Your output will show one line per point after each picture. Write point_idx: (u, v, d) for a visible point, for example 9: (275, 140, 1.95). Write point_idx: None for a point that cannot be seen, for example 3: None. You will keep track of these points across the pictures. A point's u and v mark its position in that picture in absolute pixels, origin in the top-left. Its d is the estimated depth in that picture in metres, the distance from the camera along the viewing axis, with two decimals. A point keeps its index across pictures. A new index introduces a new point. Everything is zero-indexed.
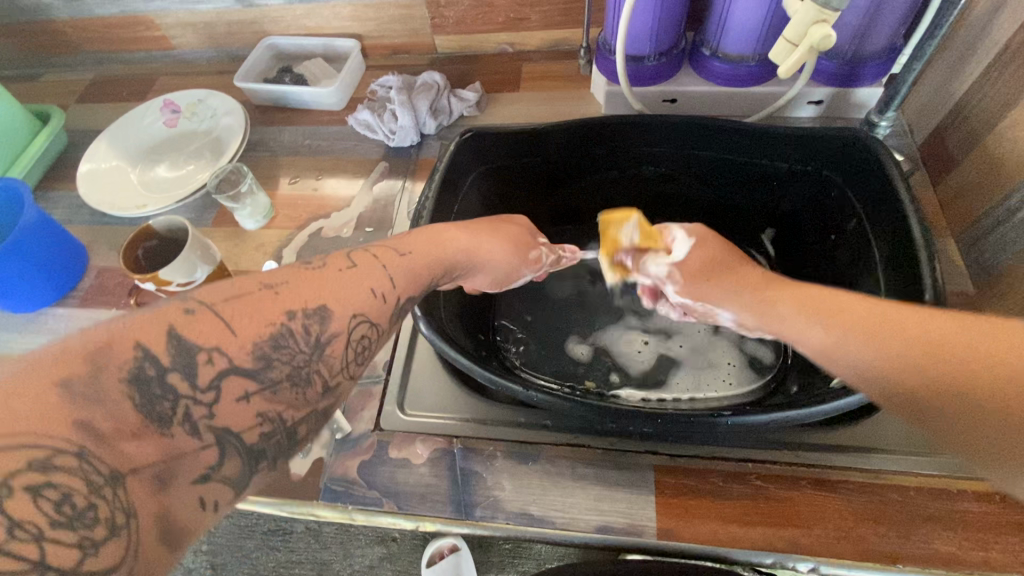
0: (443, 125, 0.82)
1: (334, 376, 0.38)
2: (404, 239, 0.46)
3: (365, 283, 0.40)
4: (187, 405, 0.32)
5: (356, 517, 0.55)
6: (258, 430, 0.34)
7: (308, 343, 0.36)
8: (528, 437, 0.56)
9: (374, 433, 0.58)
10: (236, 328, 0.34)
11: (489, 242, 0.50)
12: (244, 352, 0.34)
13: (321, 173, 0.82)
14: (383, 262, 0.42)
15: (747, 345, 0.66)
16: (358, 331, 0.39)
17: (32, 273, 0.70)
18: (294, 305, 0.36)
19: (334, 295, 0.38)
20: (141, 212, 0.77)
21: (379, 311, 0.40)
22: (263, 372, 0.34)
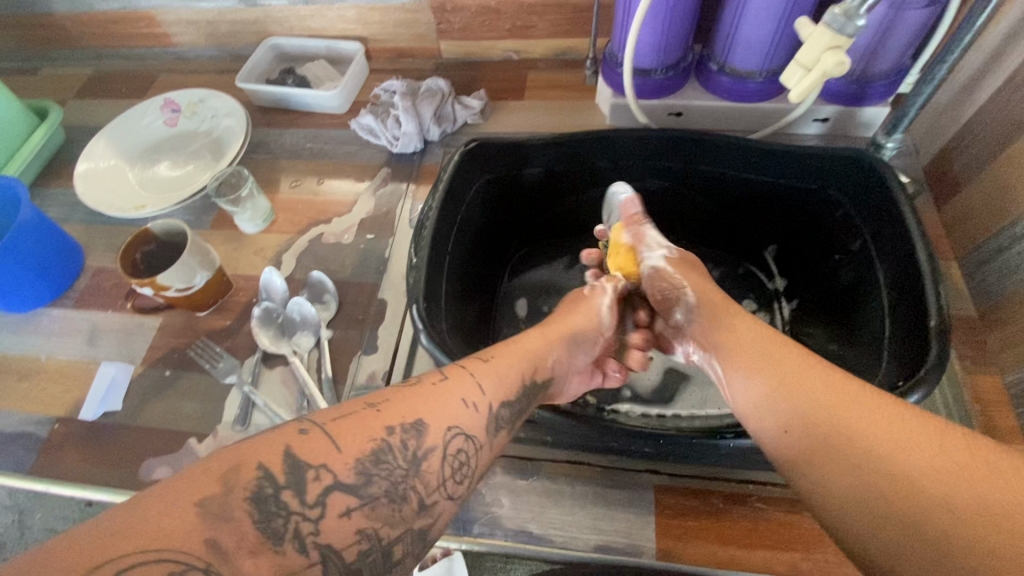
0: (447, 132, 0.82)
1: (429, 494, 0.35)
2: (491, 345, 0.46)
3: (455, 395, 0.39)
4: (297, 522, 0.30)
5: None
6: (357, 547, 0.31)
7: (406, 456, 0.34)
8: (528, 454, 0.56)
9: None
10: (342, 443, 0.33)
11: (569, 318, 0.55)
12: (347, 466, 0.32)
13: (322, 178, 0.81)
14: (473, 372, 0.42)
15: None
16: (455, 444, 0.37)
17: (27, 274, 0.69)
18: (393, 420, 0.35)
19: (430, 410, 0.37)
20: (140, 212, 0.76)
21: (473, 423, 0.39)
22: (364, 487, 0.32)
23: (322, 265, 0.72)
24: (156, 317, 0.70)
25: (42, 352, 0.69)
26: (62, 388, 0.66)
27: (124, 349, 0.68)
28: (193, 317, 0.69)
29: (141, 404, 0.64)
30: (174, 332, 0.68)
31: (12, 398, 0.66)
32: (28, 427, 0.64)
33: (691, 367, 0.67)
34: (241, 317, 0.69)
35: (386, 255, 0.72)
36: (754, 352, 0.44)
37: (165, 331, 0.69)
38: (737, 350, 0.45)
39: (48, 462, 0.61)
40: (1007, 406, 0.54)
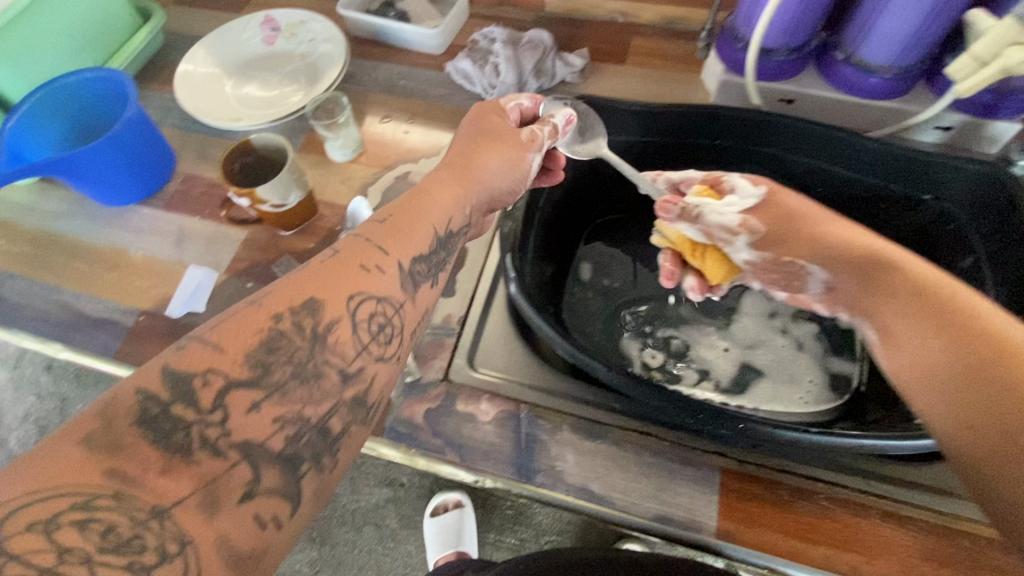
0: (543, 88, 0.80)
1: (350, 363, 0.35)
2: (399, 206, 0.43)
3: (354, 262, 0.38)
4: (200, 429, 0.30)
5: (417, 461, 0.57)
6: (284, 433, 0.32)
7: (304, 335, 0.34)
8: (596, 417, 0.56)
9: (443, 382, 0.60)
10: (224, 345, 0.32)
11: (491, 158, 0.49)
12: (237, 365, 0.32)
13: (412, 117, 0.80)
14: (372, 239, 0.40)
15: (831, 363, 0.68)
16: (364, 310, 0.36)
17: (124, 169, 0.70)
18: (280, 307, 0.34)
19: (319, 283, 0.36)
20: (235, 124, 0.77)
21: (387, 287, 0.38)
22: (264, 377, 0.32)
23: None
24: (242, 230, 0.71)
25: (131, 245, 0.71)
26: (147, 283, 0.68)
27: (209, 255, 0.69)
28: (277, 235, 0.70)
29: (223, 311, 0.66)
30: (258, 247, 0.69)
31: (101, 287, 0.68)
32: (112, 315, 0.66)
33: (768, 363, 0.69)
34: (325, 242, 0.69)
35: None
36: (934, 315, 0.39)
37: (249, 245, 0.70)
38: (909, 309, 0.42)
39: (132, 351, 0.63)
40: None
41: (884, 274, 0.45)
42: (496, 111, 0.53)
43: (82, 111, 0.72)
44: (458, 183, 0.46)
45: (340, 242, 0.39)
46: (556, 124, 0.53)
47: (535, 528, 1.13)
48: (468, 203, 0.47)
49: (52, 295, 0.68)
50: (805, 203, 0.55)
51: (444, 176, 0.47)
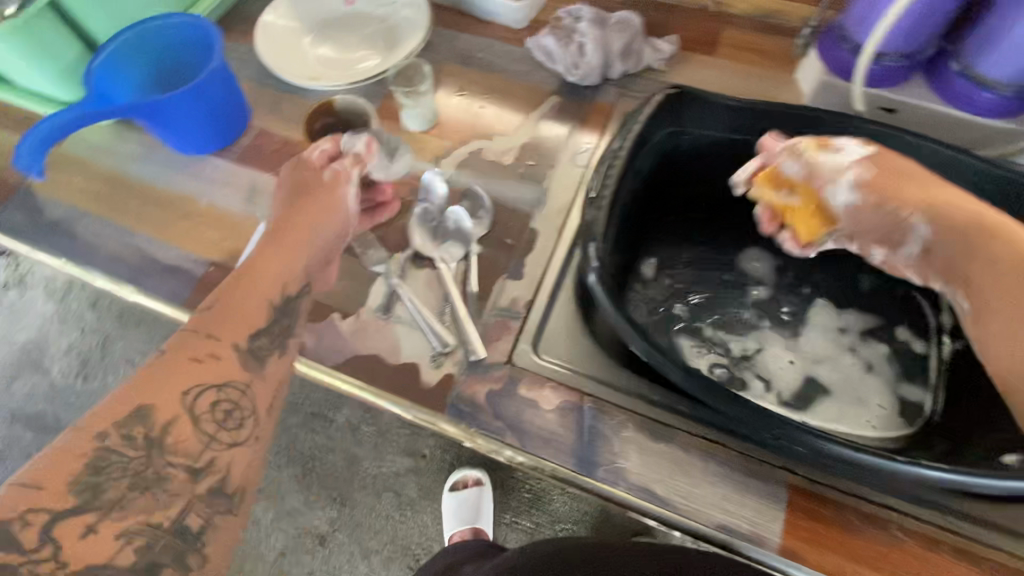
0: (627, 72, 0.77)
1: (196, 460, 0.46)
2: (229, 291, 0.55)
3: (184, 360, 0.49)
4: (31, 565, 0.40)
5: (476, 441, 0.57)
6: (131, 549, 0.42)
7: (141, 446, 0.45)
8: (664, 419, 0.55)
9: (507, 365, 0.59)
10: (42, 483, 0.42)
11: (313, 215, 0.60)
12: (55, 497, 0.42)
13: (488, 92, 0.78)
14: (200, 329, 0.52)
15: (902, 389, 0.65)
16: (206, 399, 0.48)
17: (200, 119, 0.69)
18: (103, 428, 0.44)
19: (165, 396, 0.47)
20: (314, 83, 0.76)
21: (230, 372, 0.50)
22: (98, 496, 0.42)
23: (478, 180, 0.71)
24: None
25: (202, 196, 0.71)
26: (218, 235, 0.68)
27: None
28: None
29: None
30: None
31: (173, 234, 0.68)
32: (184, 263, 0.66)
33: (835, 382, 0.67)
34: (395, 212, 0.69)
35: (543, 185, 0.70)
36: None
37: None
38: (1001, 295, 0.52)
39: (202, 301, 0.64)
40: None
41: (968, 260, 0.54)
42: (306, 163, 0.63)
43: (161, 58, 0.71)
44: (280, 249, 0.59)
45: (178, 332, 0.51)
46: (359, 153, 0.62)
47: (552, 514, 1.13)
48: (298, 265, 0.59)
49: (124, 238, 0.69)
50: (908, 161, 0.57)
51: (272, 246, 0.59)
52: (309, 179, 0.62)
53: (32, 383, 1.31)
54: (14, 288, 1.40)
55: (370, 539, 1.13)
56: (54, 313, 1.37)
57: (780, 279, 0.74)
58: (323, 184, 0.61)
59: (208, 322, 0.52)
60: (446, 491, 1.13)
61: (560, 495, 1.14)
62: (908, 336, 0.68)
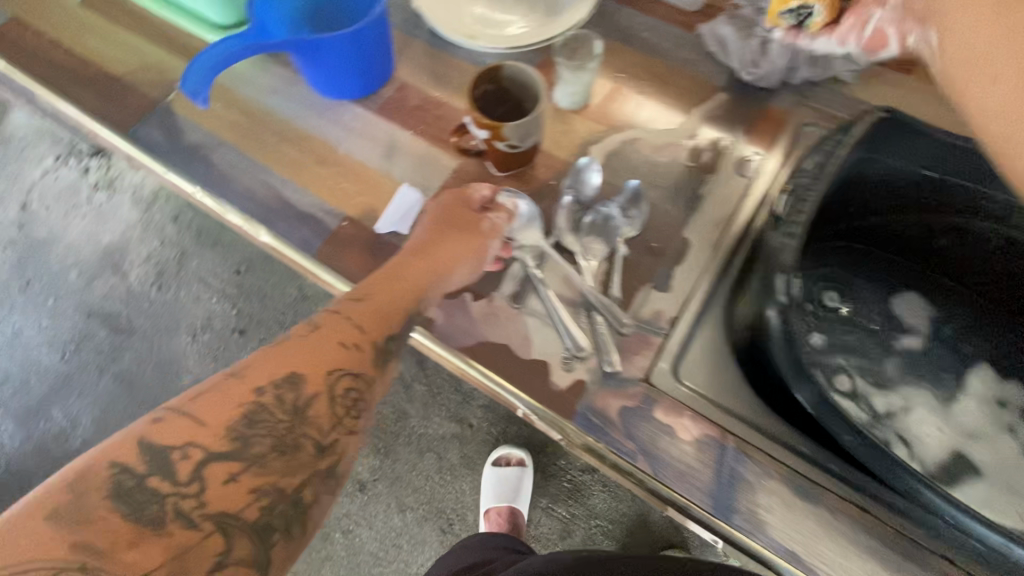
0: (810, 79, 0.69)
1: (325, 436, 0.45)
2: (372, 283, 0.55)
3: (334, 340, 0.50)
4: (175, 501, 0.39)
5: (601, 458, 0.53)
6: (256, 506, 0.41)
7: (283, 412, 0.44)
8: (810, 473, 0.51)
9: (643, 384, 0.55)
10: (206, 420, 0.42)
11: (454, 244, 0.59)
12: (215, 440, 0.41)
13: (649, 76, 0.71)
14: (349, 316, 0.52)
15: None
16: (342, 385, 0.48)
17: (350, 64, 0.65)
18: (261, 382, 0.45)
19: (307, 363, 0.47)
20: (472, 43, 0.71)
21: (356, 360, 0.50)
22: (243, 452, 0.42)
23: (630, 174, 0.66)
24: (453, 158, 0.67)
25: (339, 144, 0.68)
26: (353, 188, 0.65)
27: (418, 176, 0.66)
28: (490, 172, 0.66)
29: None
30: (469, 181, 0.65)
31: (308, 179, 0.66)
32: (316, 212, 0.64)
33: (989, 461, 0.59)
34: (538, 194, 0.64)
35: (701, 192, 0.64)
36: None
37: (459, 177, 0.66)
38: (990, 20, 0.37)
39: (330, 255, 0.62)
40: None
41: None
42: (466, 200, 0.61)
43: None
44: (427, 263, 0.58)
45: (317, 316, 0.52)
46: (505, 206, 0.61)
47: (588, 508, 1.11)
48: (433, 287, 0.58)
49: (259, 175, 0.67)
50: None
51: (412, 255, 0.58)
52: (459, 211, 0.61)
53: (111, 284, 1.31)
54: (101, 190, 1.39)
55: (408, 496, 1.14)
56: (138, 221, 1.36)
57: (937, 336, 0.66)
58: (478, 228, 0.60)
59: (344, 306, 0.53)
60: (488, 465, 1.12)
61: (599, 491, 1.11)
62: None
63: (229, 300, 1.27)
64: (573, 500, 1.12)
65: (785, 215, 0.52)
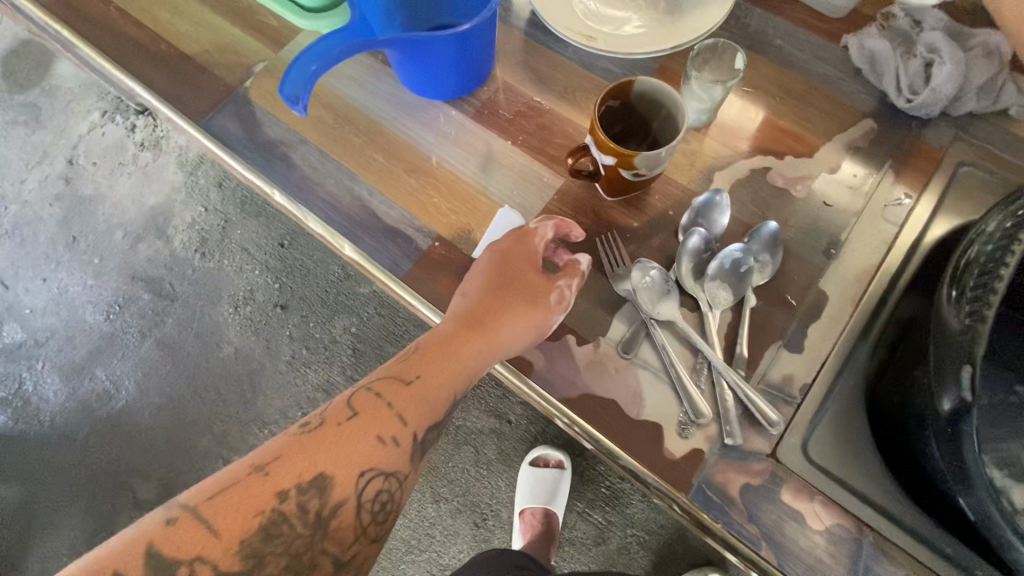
0: (974, 112, 0.60)
1: (345, 551, 0.42)
2: (418, 360, 0.49)
3: (371, 434, 0.44)
4: None
5: (717, 538, 0.48)
6: None
7: (306, 521, 0.41)
8: (948, 573, 0.46)
9: (769, 459, 0.49)
10: (220, 530, 0.38)
11: (516, 318, 0.52)
12: (225, 555, 0.38)
13: (784, 94, 0.63)
14: (389, 401, 0.46)
15: None
16: (372, 490, 0.43)
17: (452, 65, 0.58)
18: (286, 484, 0.41)
19: (338, 464, 0.42)
20: (590, 44, 0.62)
21: (392, 457, 0.44)
22: (257, 568, 0.39)
23: (758, 209, 0.58)
24: (559, 177, 0.60)
25: (432, 152, 0.62)
26: (448, 206, 0.59)
27: (519, 196, 0.60)
28: (601, 197, 0.59)
29: None
30: (576, 206, 0.59)
31: (398, 192, 0.60)
32: (406, 229, 0.59)
33: None
34: (654, 227, 0.58)
35: (840, 237, 0.57)
36: None
37: (563, 200, 0.59)
38: None
39: (421, 281, 0.57)
40: None
41: None
42: (529, 256, 0.54)
43: None
44: (483, 339, 0.51)
45: (351, 395, 0.46)
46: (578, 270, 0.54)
47: (626, 517, 1.05)
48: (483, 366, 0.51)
49: (343, 181, 0.61)
50: None
51: (465, 326, 0.51)
52: (527, 273, 0.53)
53: (155, 248, 1.21)
54: (148, 149, 1.27)
55: (443, 486, 1.09)
56: (183, 185, 1.25)
57: None
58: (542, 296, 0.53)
59: (384, 385, 0.47)
60: (523, 464, 1.07)
61: (638, 500, 1.05)
62: None
63: (272, 273, 1.17)
64: (610, 508, 1.06)
65: (971, 290, 0.44)
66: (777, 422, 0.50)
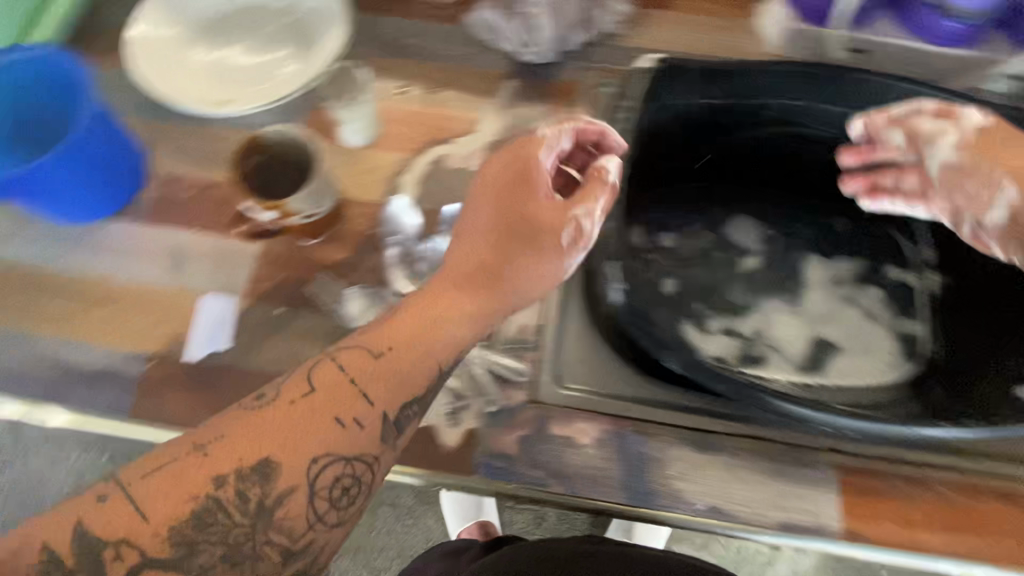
0: (587, 42, 0.68)
1: (295, 540, 0.41)
2: (386, 328, 0.45)
3: (328, 416, 0.42)
4: None
5: (516, 496, 0.51)
6: None
7: (248, 509, 0.40)
8: (702, 425, 0.52)
9: (532, 406, 0.54)
10: (149, 514, 0.39)
11: (518, 261, 0.46)
12: (157, 545, 0.38)
13: (435, 85, 0.67)
14: (355, 380, 0.43)
15: (902, 325, 0.68)
16: (328, 475, 0.42)
17: (85, 184, 0.55)
18: (223, 470, 0.40)
19: (284, 449, 0.41)
20: (220, 108, 0.61)
21: (348, 441, 0.42)
22: (187, 560, 0.39)
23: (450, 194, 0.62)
24: (255, 243, 0.59)
25: (115, 274, 0.58)
26: (150, 320, 0.56)
27: (220, 278, 0.57)
28: (301, 245, 0.58)
29: (253, 345, 0.55)
30: (280, 262, 0.58)
31: (91, 330, 0.56)
32: (115, 363, 0.54)
33: (837, 337, 0.69)
34: (361, 250, 0.58)
35: None
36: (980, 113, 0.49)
37: (267, 261, 0.58)
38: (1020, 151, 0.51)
39: (149, 406, 0.53)
40: None
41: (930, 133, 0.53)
42: (527, 183, 0.48)
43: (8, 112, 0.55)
44: (469, 299, 0.46)
45: (310, 362, 0.45)
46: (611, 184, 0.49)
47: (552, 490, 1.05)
48: (468, 323, 0.46)
49: (27, 346, 0.55)
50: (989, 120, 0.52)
51: (451, 283, 0.47)
52: (542, 214, 0.47)
53: None
54: None
55: (375, 558, 1.04)
56: None
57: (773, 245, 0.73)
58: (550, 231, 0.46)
59: (350, 356, 0.44)
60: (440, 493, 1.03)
61: None
62: (898, 273, 0.71)
63: None
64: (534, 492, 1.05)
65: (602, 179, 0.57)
66: (523, 370, 0.55)
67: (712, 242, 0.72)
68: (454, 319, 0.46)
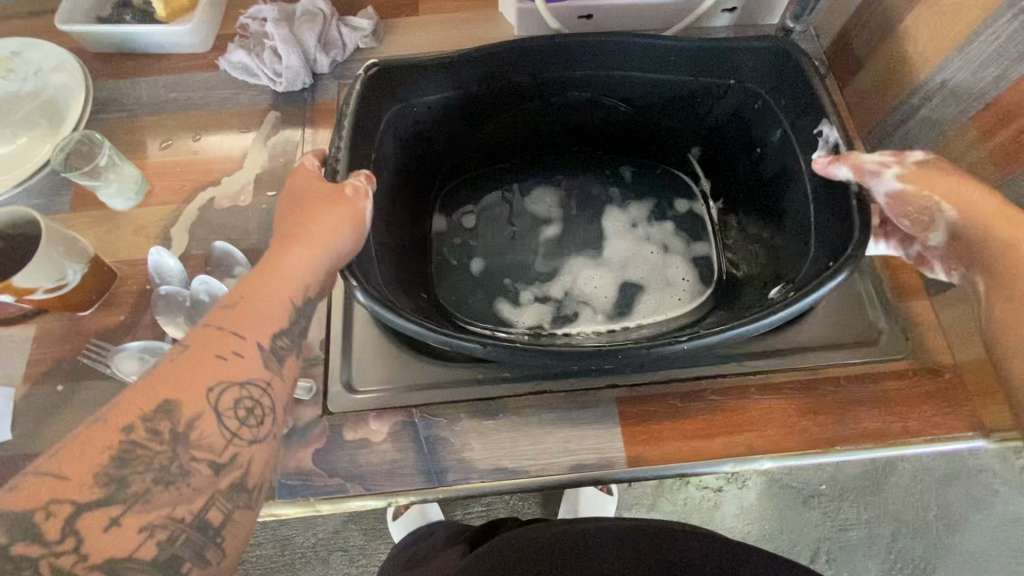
0: (337, 62, 0.71)
1: (220, 453, 0.36)
2: (250, 284, 0.44)
3: (206, 355, 0.38)
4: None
5: (320, 508, 0.52)
6: (154, 541, 0.33)
7: (162, 440, 0.35)
8: (487, 393, 0.55)
9: (323, 417, 0.54)
10: (69, 472, 0.33)
11: (321, 218, 0.47)
12: (87, 487, 0.33)
13: (198, 132, 0.68)
14: (223, 325, 0.40)
15: (694, 250, 0.73)
16: (225, 399, 0.37)
17: None
18: (128, 418, 0.35)
19: (176, 386, 0.37)
20: None
21: (249, 367, 0.39)
22: (118, 492, 0.33)
23: (223, 233, 0.63)
24: (29, 327, 0.58)
25: None
26: None
27: None
28: (75, 318, 0.58)
29: (35, 428, 0.54)
30: (56, 340, 0.58)
31: None
32: None
33: (643, 276, 0.72)
34: (137, 309, 0.59)
35: None
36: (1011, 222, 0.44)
37: (44, 342, 0.58)
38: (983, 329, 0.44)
39: None
40: (924, 290, 0.58)
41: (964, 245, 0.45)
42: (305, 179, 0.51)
43: None
44: (305, 247, 0.45)
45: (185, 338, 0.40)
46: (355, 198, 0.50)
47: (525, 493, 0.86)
48: (317, 265, 0.45)
49: None
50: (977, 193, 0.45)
51: (282, 246, 0.46)
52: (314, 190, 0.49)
53: None
54: None
55: None
56: None
57: (567, 209, 0.77)
58: (340, 194, 0.48)
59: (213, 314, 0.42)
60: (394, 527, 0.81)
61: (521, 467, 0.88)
62: (685, 204, 0.75)
63: None
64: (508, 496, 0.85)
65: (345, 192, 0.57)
66: (312, 386, 0.56)
67: (510, 218, 0.76)
68: (304, 264, 0.45)
